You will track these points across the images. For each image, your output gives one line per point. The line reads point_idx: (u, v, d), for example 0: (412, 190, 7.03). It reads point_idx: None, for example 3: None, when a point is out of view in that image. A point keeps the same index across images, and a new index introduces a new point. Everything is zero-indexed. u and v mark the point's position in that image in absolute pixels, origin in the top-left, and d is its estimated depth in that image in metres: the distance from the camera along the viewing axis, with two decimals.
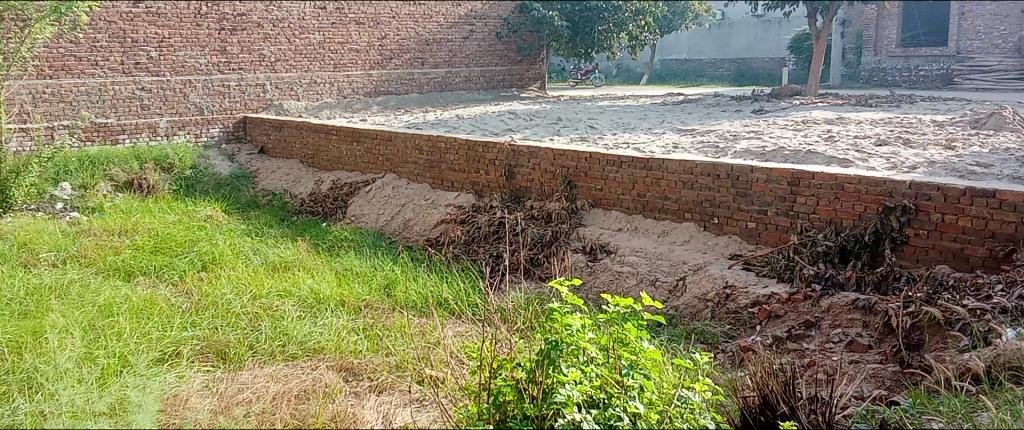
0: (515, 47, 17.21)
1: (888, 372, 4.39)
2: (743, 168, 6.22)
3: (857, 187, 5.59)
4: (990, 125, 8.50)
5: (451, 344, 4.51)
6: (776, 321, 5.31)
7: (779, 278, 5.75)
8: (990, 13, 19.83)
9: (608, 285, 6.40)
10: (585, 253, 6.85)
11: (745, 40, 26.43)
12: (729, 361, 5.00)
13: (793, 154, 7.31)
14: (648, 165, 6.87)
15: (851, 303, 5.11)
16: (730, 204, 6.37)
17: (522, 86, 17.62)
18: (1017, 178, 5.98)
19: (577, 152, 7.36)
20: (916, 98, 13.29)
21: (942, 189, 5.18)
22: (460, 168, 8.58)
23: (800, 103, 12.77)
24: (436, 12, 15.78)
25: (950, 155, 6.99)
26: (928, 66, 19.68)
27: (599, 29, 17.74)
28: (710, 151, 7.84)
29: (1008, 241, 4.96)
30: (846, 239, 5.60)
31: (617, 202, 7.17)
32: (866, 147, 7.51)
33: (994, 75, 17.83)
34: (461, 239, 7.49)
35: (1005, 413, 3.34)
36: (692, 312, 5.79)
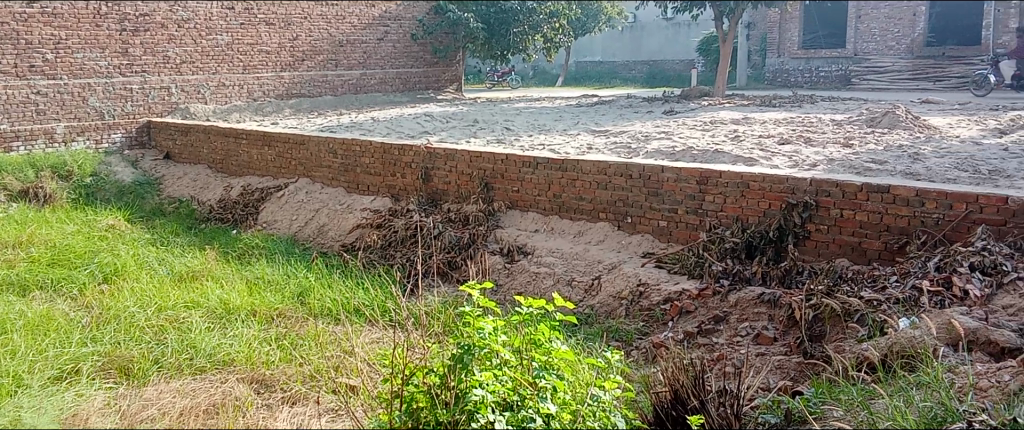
0: (430, 48, 17.06)
1: (792, 363, 4.55)
2: (655, 168, 6.35)
3: (762, 184, 5.77)
4: (885, 124, 8.91)
5: (365, 351, 4.43)
6: (687, 317, 5.46)
7: (689, 275, 5.89)
8: (885, 16, 20.82)
9: (525, 286, 6.45)
10: (502, 255, 6.86)
11: (656, 42, 27.05)
12: (643, 357, 5.10)
13: (701, 154, 7.49)
14: (564, 165, 6.93)
15: (757, 297, 5.28)
16: (643, 203, 6.49)
17: (439, 88, 17.48)
18: (909, 174, 6.27)
19: (493, 154, 7.36)
20: (817, 99, 13.85)
21: (841, 186, 5.41)
22: (375, 171, 8.47)
23: (708, 103, 13.12)
24: (349, 13, 15.57)
25: (847, 153, 7.30)
26: (827, 66, 21.28)
27: (514, 31, 17.80)
28: (623, 152, 7.97)
29: (902, 234, 5.23)
30: (752, 235, 5.77)
31: (533, 203, 7.21)
32: (770, 146, 7.77)
33: (889, 76, 19.85)
34: (376, 243, 7.39)
35: (899, 398, 3.47)
36: (607, 310, 5.89)
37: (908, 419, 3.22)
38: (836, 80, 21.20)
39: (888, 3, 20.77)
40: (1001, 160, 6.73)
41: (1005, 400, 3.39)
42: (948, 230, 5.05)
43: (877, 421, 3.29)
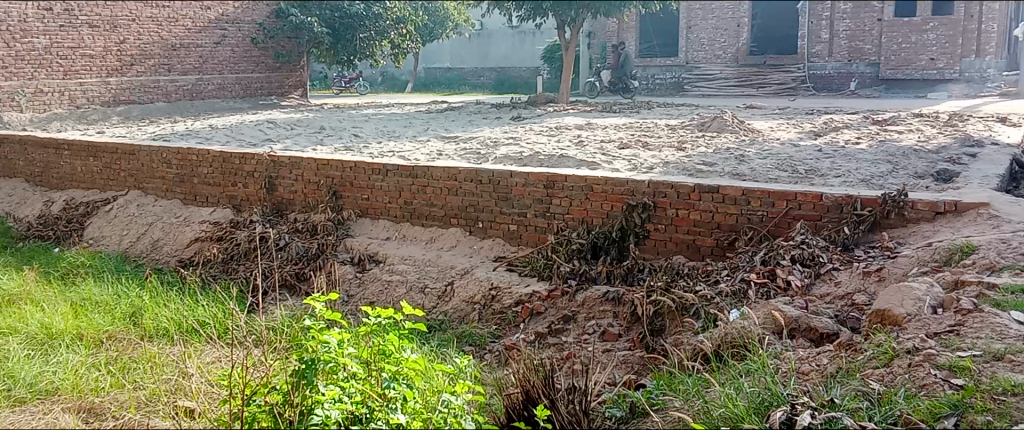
0: (272, 53, 16.49)
1: (635, 358, 4.77)
2: (503, 173, 6.46)
3: (604, 187, 6.01)
4: (714, 128, 9.48)
5: (204, 373, 4.20)
6: (538, 318, 5.59)
7: (539, 276, 6.03)
8: (713, 27, 22.18)
9: (376, 296, 6.35)
10: (353, 265, 6.73)
11: (503, 50, 27.49)
12: (495, 360, 5.17)
13: (547, 159, 7.68)
14: (413, 172, 6.92)
15: (602, 296, 5.48)
16: (493, 208, 6.58)
17: (282, 94, 16.92)
18: (736, 174, 6.71)
19: (341, 161, 7.22)
20: (654, 105, 14.50)
21: (675, 187, 5.75)
22: (214, 181, 8.09)
23: (553, 109, 13.48)
24: (182, 15, 14.92)
25: (680, 156, 7.74)
26: (663, 74, 22.53)
27: (360, 36, 16.97)
28: (472, 158, 8.04)
29: (731, 231, 5.62)
30: (596, 236, 6.00)
31: (384, 210, 7.13)
32: (610, 150, 8.09)
33: (716, 83, 21.65)
34: (216, 258, 7.05)
35: (728, 387, 3.55)
36: (460, 315, 5.93)
37: (738, 406, 3.28)
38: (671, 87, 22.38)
39: (715, 15, 22.15)
40: (815, 160, 7.35)
41: (824, 382, 3.53)
42: (771, 226, 5.48)
43: (711, 409, 3.37)
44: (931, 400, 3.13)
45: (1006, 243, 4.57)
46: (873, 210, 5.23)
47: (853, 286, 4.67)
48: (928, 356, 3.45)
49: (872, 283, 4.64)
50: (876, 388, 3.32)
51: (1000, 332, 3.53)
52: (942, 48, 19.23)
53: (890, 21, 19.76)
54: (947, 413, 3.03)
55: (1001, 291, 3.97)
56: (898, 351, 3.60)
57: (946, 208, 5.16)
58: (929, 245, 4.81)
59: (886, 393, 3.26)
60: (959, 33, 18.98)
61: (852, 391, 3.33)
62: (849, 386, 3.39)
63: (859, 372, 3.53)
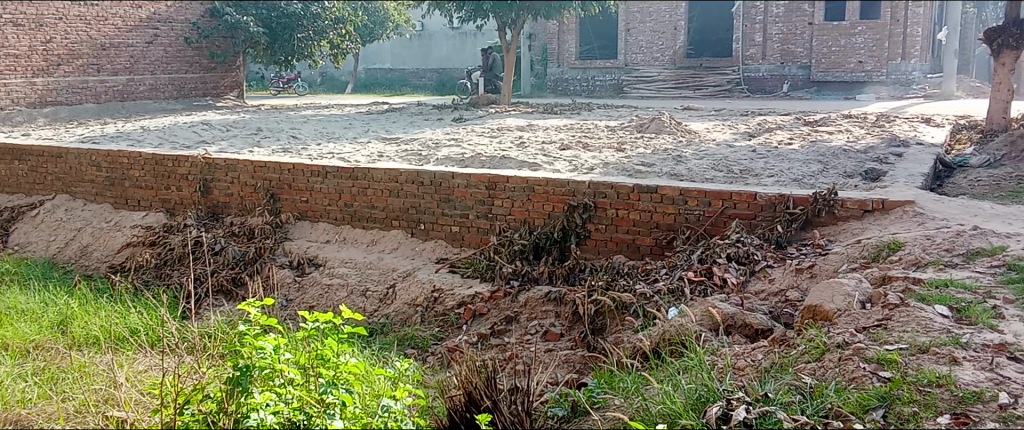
0: (206, 52, 16.12)
1: (577, 357, 4.82)
2: (444, 174, 6.45)
3: (545, 188, 6.05)
4: (652, 129, 9.62)
5: (138, 382, 4.08)
6: (481, 319, 5.58)
7: (481, 278, 6.02)
8: (650, 29, 22.51)
9: (317, 300, 6.26)
10: (292, 269, 6.62)
11: (445, 51, 27.45)
12: (438, 362, 5.14)
13: (488, 160, 7.68)
14: (354, 174, 6.84)
15: (544, 296, 5.51)
16: (434, 210, 6.57)
17: (217, 94, 16.56)
18: (674, 175, 6.82)
19: (279, 164, 7.10)
20: (594, 106, 14.63)
21: (615, 187, 5.82)
22: (146, 185, 7.87)
23: (494, 111, 13.49)
24: (111, 14, 14.49)
25: (620, 156, 7.83)
26: (602, 76, 23.03)
27: (298, 36, 16.67)
28: (413, 159, 8.00)
29: (669, 231, 5.73)
30: (538, 236, 6.03)
31: (324, 213, 7.04)
32: (551, 151, 8.14)
33: (655, 85, 21.97)
34: (149, 263, 6.86)
35: (666, 384, 3.60)
36: (402, 318, 5.88)
37: (675, 402, 3.33)
38: (610, 89, 22.92)
39: (653, 18, 22.47)
40: (749, 160, 7.52)
41: (758, 377, 3.60)
42: (708, 225, 5.60)
43: (650, 406, 3.41)
44: (860, 392, 3.22)
45: (930, 240, 4.75)
46: (804, 209, 5.38)
47: (786, 283, 4.79)
48: (857, 350, 3.55)
49: (804, 280, 4.76)
50: (808, 382, 3.40)
51: (925, 326, 3.66)
52: (870, 51, 19.82)
53: (820, 25, 20.33)
54: (875, 405, 3.12)
55: (926, 285, 4.13)
56: (829, 345, 3.71)
57: (874, 206, 5.34)
58: (859, 242, 4.97)
59: (818, 386, 3.34)
60: (886, 37, 19.57)
61: (786, 385, 3.40)
62: (782, 380, 3.47)
63: (792, 367, 3.61)
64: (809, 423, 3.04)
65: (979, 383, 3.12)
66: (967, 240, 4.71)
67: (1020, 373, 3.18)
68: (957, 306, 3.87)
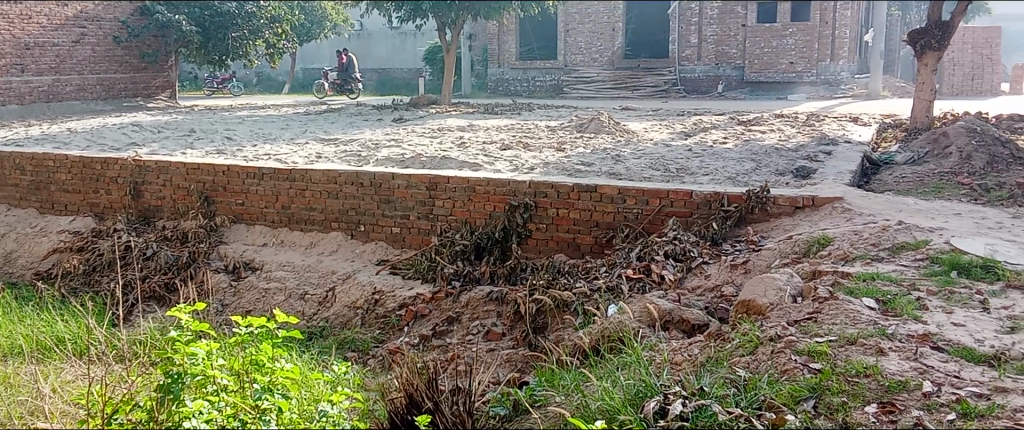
0: (136, 52, 15.69)
1: (519, 356, 4.84)
2: (384, 175, 6.41)
3: (485, 188, 6.07)
4: (591, 129, 9.72)
5: (66, 392, 3.93)
6: (422, 320, 5.55)
7: (423, 279, 5.98)
8: (589, 31, 22.71)
9: (254, 304, 6.13)
10: (228, 273, 6.47)
11: (384, 51, 27.20)
12: (378, 364, 5.09)
13: (429, 161, 7.63)
14: (291, 175, 6.73)
15: (486, 295, 5.51)
16: (374, 211, 6.52)
17: (149, 95, 16.09)
18: (613, 174, 6.90)
19: (213, 166, 6.94)
20: (535, 106, 14.69)
21: (555, 187, 5.87)
22: (74, 188, 7.59)
23: (435, 111, 13.43)
24: (35, 13, 13.97)
25: (561, 156, 7.88)
26: (542, 77, 23.12)
27: (233, 35, 16.29)
28: (353, 160, 7.91)
29: (608, 229, 5.80)
30: (479, 237, 6.03)
31: (260, 216, 6.92)
32: (493, 152, 8.14)
33: (594, 85, 22.18)
34: (78, 269, 6.63)
35: (606, 380, 3.64)
36: (342, 321, 5.79)
37: (614, 398, 3.36)
38: (550, 90, 23.03)
39: (591, 19, 22.68)
40: (685, 159, 7.65)
41: (695, 370, 3.66)
42: (646, 223, 5.69)
43: (589, 403, 3.44)
44: (792, 384, 3.30)
45: (858, 234, 4.91)
46: (738, 206, 5.50)
47: (721, 278, 4.88)
48: (789, 343, 3.64)
49: (738, 275, 4.87)
50: (742, 375, 3.47)
51: (854, 318, 3.79)
52: (801, 52, 20.32)
53: (753, 27, 20.83)
54: (806, 396, 3.20)
55: (854, 279, 4.27)
56: (762, 339, 3.80)
57: (804, 202, 5.50)
58: (790, 237, 5.11)
59: (751, 379, 3.42)
60: (816, 38, 20.06)
61: (721, 378, 3.46)
62: (717, 374, 3.53)
63: (727, 360, 3.69)
64: (743, 415, 3.10)
65: (904, 373, 3.24)
66: (892, 234, 4.88)
67: (941, 362, 3.31)
68: (884, 299, 4.00)
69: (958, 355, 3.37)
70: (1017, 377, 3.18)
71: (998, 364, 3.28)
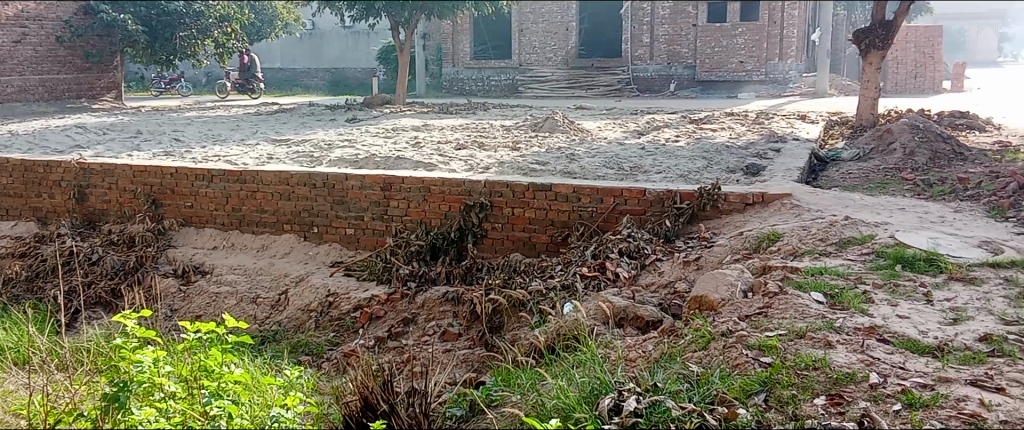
0: (80, 52, 15.30)
1: (475, 356, 4.83)
2: (337, 176, 6.34)
3: (440, 188, 6.05)
4: (546, 128, 9.75)
5: (7, 404, 3.81)
6: (377, 322, 5.50)
7: (378, 281, 5.93)
8: (543, 30, 22.77)
9: (204, 309, 6.01)
10: (177, 277, 6.34)
11: (337, 50, 26.86)
12: (333, 367, 5.02)
13: (383, 161, 7.58)
14: (241, 177, 6.62)
15: (441, 296, 5.49)
16: (328, 213, 6.45)
17: (94, 96, 15.67)
18: (568, 173, 6.93)
19: (160, 168, 6.80)
20: (491, 106, 14.71)
21: (510, 186, 5.88)
22: (15, 192, 7.36)
23: (389, 110, 13.34)
24: None
25: (515, 155, 7.89)
26: (497, 76, 23.11)
27: (180, 34, 15.91)
28: (305, 161, 7.81)
29: (564, 228, 5.83)
30: (435, 237, 6.01)
31: (210, 219, 6.79)
32: (447, 151, 8.12)
33: (548, 84, 22.25)
34: (20, 275, 6.43)
35: (561, 379, 3.65)
36: (295, 324, 5.71)
37: (569, 396, 3.37)
38: (505, 89, 23.04)
39: (545, 18, 22.74)
40: (638, 158, 7.72)
41: (649, 367, 3.70)
42: (600, 221, 5.74)
43: (545, 401, 3.45)
44: (743, 378, 3.35)
45: (806, 230, 5.01)
46: (690, 203, 5.57)
47: (674, 275, 4.94)
48: (740, 338, 3.70)
49: (691, 271, 4.93)
50: (695, 371, 3.51)
51: (802, 312, 3.86)
52: (750, 51, 20.66)
53: (703, 26, 21.09)
54: (756, 390, 3.25)
55: (803, 273, 4.35)
56: (713, 334, 3.85)
57: (754, 199, 5.58)
58: (741, 234, 5.20)
59: (704, 374, 3.46)
60: (765, 38, 20.45)
61: (674, 374, 3.50)
62: (671, 370, 3.56)
63: (680, 356, 3.73)
64: (695, 410, 3.12)
65: (851, 365, 3.31)
66: (839, 230, 4.99)
67: (887, 354, 3.40)
68: (831, 293, 4.09)
69: (903, 347, 3.46)
70: (959, 367, 3.27)
71: (941, 355, 3.38)
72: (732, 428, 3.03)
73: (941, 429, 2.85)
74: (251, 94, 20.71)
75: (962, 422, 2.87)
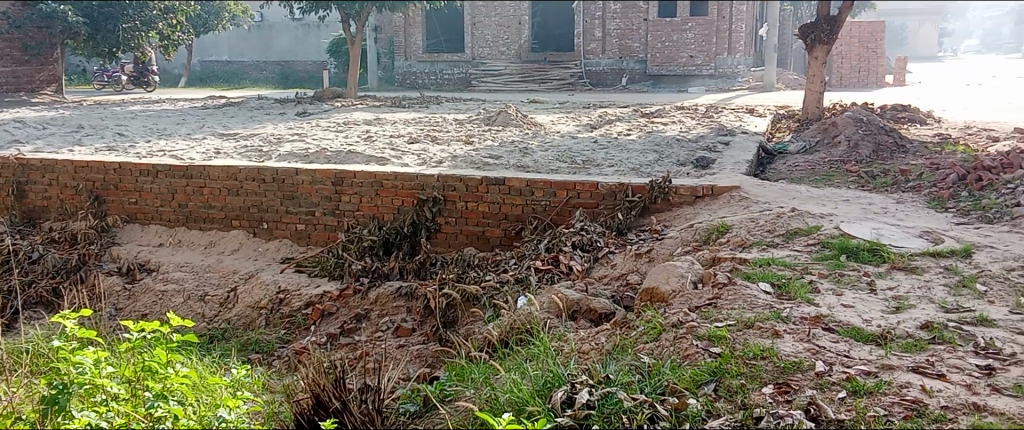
0: (19, 44, 14.80)
1: (429, 351, 4.80)
2: (287, 171, 6.25)
3: (392, 182, 6.01)
4: (499, 122, 9.73)
5: None
6: (329, 319, 5.44)
7: (330, 276, 5.85)
8: (496, 24, 22.74)
9: (150, 307, 5.87)
10: (121, 275, 6.18)
11: (287, 43, 26.70)
12: (284, 365, 4.94)
13: (334, 155, 7.48)
14: (188, 172, 6.48)
15: (395, 291, 5.45)
16: (278, 208, 6.35)
17: (33, 89, 15.16)
18: (521, 167, 6.93)
19: (103, 163, 6.62)
20: (443, 100, 14.63)
21: (464, 180, 5.86)
22: None
23: (341, 104, 13.18)
24: None
25: (469, 149, 7.86)
26: (450, 69, 22.99)
27: (123, 27, 15.47)
28: (254, 156, 7.68)
29: (517, 221, 5.84)
30: (388, 232, 5.96)
31: (155, 215, 6.64)
32: (400, 145, 8.05)
33: (501, 78, 22.22)
34: None
35: (514, 372, 3.66)
36: (245, 322, 5.61)
37: (522, 390, 3.38)
38: (459, 83, 22.94)
39: (497, 12, 22.71)
40: (591, 151, 7.75)
41: (602, 359, 3.72)
42: (554, 214, 5.75)
43: (498, 396, 3.45)
44: (693, 368, 3.39)
45: (754, 222, 5.10)
46: (642, 196, 5.62)
47: (626, 267, 4.97)
48: (691, 329, 3.74)
49: (643, 263, 4.97)
50: (647, 362, 3.54)
51: (751, 302, 3.93)
52: (700, 46, 20.95)
53: (654, 21, 21.30)
54: (706, 380, 3.29)
55: (751, 264, 4.43)
56: (665, 326, 3.89)
57: (704, 192, 5.66)
58: (691, 226, 5.26)
59: (655, 365, 3.49)
60: (714, 32, 20.73)
61: (626, 366, 3.53)
62: (623, 361, 3.59)
63: (632, 348, 3.75)
64: (647, 401, 3.14)
65: (798, 354, 3.38)
66: (787, 221, 5.09)
67: (832, 343, 3.48)
68: (779, 283, 4.17)
69: (848, 335, 3.54)
70: (901, 354, 3.36)
71: (884, 343, 3.47)
72: (683, 418, 3.06)
73: (885, 414, 2.92)
74: (146, 88, 20.66)
75: (904, 408, 2.95)
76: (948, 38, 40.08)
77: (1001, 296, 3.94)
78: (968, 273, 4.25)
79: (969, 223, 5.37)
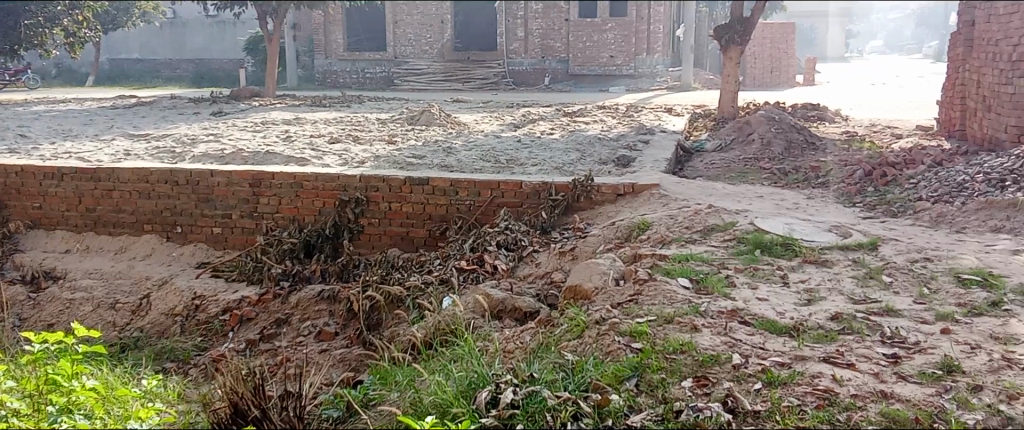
0: None
1: (352, 355, 4.71)
2: (202, 172, 6.06)
3: (313, 183, 5.91)
4: (423, 121, 9.66)
5: None
6: (249, 324, 5.29)
7: (249, 281, 5.71)
8: (418, 22, 22.60)
9: (56, 317, 5.60)
10: (25, 283, 5.89)
11: (200, 40, 25.78)
12: (200, 373, 4.78)
13: (252, 156, 7.30)
14: (96, 175, 6.21)
15: (317, 295, 5.36)
16: (193, 211, 6.15)
17: None
18: (445, 166, 6.89)
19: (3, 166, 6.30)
20: (364, 99, 14.44)
21: (387, 180, 5.80)
22: None
23: (259, 104, 12.87)
24: None
25: (391, 149, 7.78)
26: (372, 68, 22.71)
27: (25, 23, 14.72)
28: (167, 157, 7.42)
29: (442, 221, 5.81)
30: (309, 234, 5.85)
31: (61, 220, 6.36)
32: (320, 145, 7.91)
33: (424, 77, 22.07)
34: None
35: (438, 374, 3.63)
36: (158, 330, 5.40)
37: (446, 392, 3.35)
38: (381, 82, 22.69)
39: (419, 10, 22.57)
40: (514, 151, 7.78)
41: (526, 357, 3.72)
42: (478, 214, 5.75)
43: (422, 398, 3.41)
44: (615, 364, 3.43)
45: (673, 219, 5.21)
46: (565, 195, 5.68)
47: (550, 265, 5.00)
48: (613, 325, 3.79)
49: (566, 262, 5.00)
50: (571, 359, 3.57)
51: (670, 298, 4.01)
52: (620, 46, 21.29)
53: (575, 21, 21.53)
54: (628, 375, 3.34)
55: (670, 260, 4.52)
56: (588, 323, 3.93)
57: (625, 190, 5.74)
58: (613, 223, 5.34)
59: (579, 362, 3.52)
60: (633, 33, 21.11)
61: (550, 364, 3.54)
62: (547, 359, 3.60)
63: (556, 345, 3.77)
64: (570, 398, 3.16)
65: (716, 347, 3.47)
66: (704, 218, 5.21)
67: (748, 335, 3.58)
68: (697, 278, 4.27)
69: (763, 328, 3.65)
70: (814, 345, 3.49)
71: (797, 335, 3.58)
72: (605, 415, 3.09)
73: (798, 404, 3.02)
74: None
75: (817, 397, 3.06)
76: (854, 40, 41.96)
77: (905, 287, 4.14)
78: (875, 265, 4.44)
79: (875, 216, 5.61)
